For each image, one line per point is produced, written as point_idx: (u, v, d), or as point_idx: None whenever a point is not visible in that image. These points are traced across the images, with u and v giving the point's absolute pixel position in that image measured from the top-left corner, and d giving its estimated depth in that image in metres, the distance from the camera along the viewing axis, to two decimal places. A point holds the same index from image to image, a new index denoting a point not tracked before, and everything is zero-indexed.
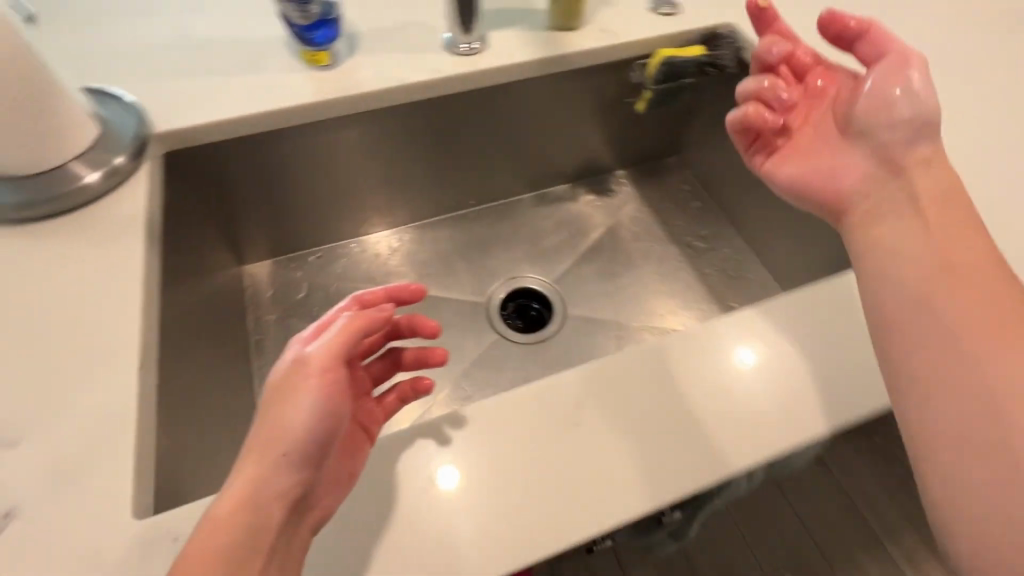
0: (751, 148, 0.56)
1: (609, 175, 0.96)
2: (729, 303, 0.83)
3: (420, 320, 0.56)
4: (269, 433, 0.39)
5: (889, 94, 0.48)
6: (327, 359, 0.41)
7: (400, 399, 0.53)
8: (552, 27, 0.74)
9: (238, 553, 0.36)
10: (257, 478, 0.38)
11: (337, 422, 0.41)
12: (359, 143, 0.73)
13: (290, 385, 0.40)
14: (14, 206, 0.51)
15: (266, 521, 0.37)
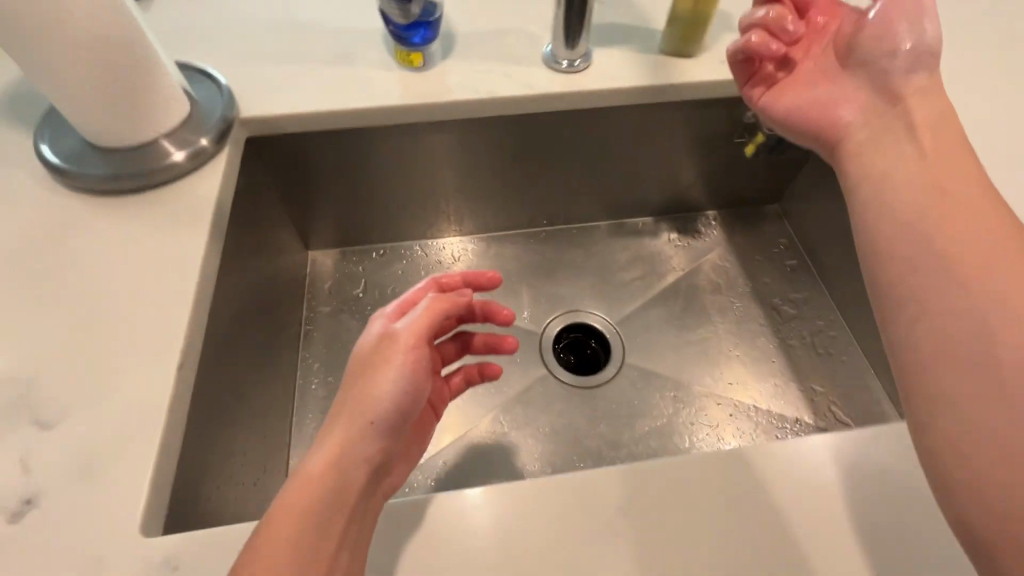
0: (749, 82, 0.53)
1: (698, 215, 0.88)
2: (811, 382, 0.73)
3: (495, 307, 0.62)
4: (357, 401, 0.41)
5: (895, 25, 0.46)
6: (415, 336, 0.43)
7: (466, 380, 0.61)
8: (665, 52, 0.67)
9: (324, 515, 0.37)
10: (345, 442, 0.39)
11: (418, 396, 0.43)
12: (439, 149, 0.70)
13: (381, 356, 0.43)
14: (94, 179, 0.51)
15: (350, 484, 0.39)
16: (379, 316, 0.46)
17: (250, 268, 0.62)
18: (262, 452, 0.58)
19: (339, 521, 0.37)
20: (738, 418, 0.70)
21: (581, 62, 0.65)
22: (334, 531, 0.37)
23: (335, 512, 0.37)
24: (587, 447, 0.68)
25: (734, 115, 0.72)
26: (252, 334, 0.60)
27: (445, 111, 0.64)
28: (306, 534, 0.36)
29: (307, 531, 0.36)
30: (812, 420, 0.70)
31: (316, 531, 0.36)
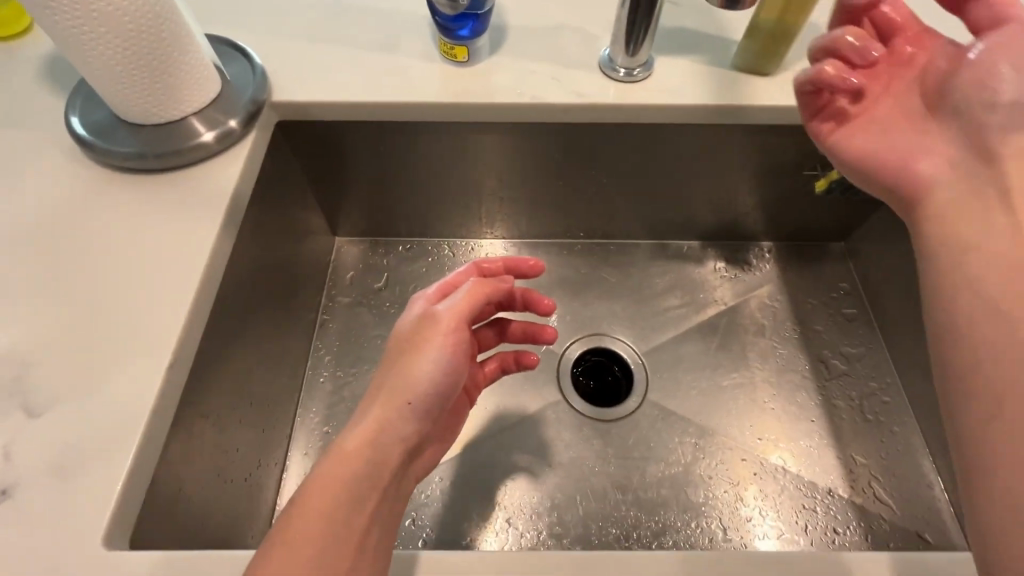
0: (817, 116, 0.49)
1: (750, 245, 0.80)
2: (851, 450, 0.66)
3: (535, 296, 0.59)
4: (398, 381, 0.43)
5: (994, 72, 0.42)
6: (456, 320, 0.46)
7: (500, 368, 0.60)
8: (738, 67, 0.60)
9: (358, 488, 0.40)
10: (385, 419, 0.42)
11: (455, 380, 0.46)
12: (476, 150, 0.66)
13: (421, 339, 0.45)
14: (120, 156, 0.50)
15: (386, 460, 0.42)
16: (421, 297, 0.48)
17: (268, 257, 0.60)
18: (260, 445, 0.57)
19: (371, 496, 0.40)
20: (762, 478, 0.64)
21: (640, 72, 0.59)
22: (367, 503, 0.40)
23: (368, 485, 0.40)
24: (592, 485, 0.64)
25: (807, 145, 0.64)
26: (263, 325, 0.59)
27: (485, 112, 0.59)
28: (343, 505, 0.39)
29: (343, 502, 0.39)
30: (847, 493, 0.64)
31: (351, 501, 0.39)
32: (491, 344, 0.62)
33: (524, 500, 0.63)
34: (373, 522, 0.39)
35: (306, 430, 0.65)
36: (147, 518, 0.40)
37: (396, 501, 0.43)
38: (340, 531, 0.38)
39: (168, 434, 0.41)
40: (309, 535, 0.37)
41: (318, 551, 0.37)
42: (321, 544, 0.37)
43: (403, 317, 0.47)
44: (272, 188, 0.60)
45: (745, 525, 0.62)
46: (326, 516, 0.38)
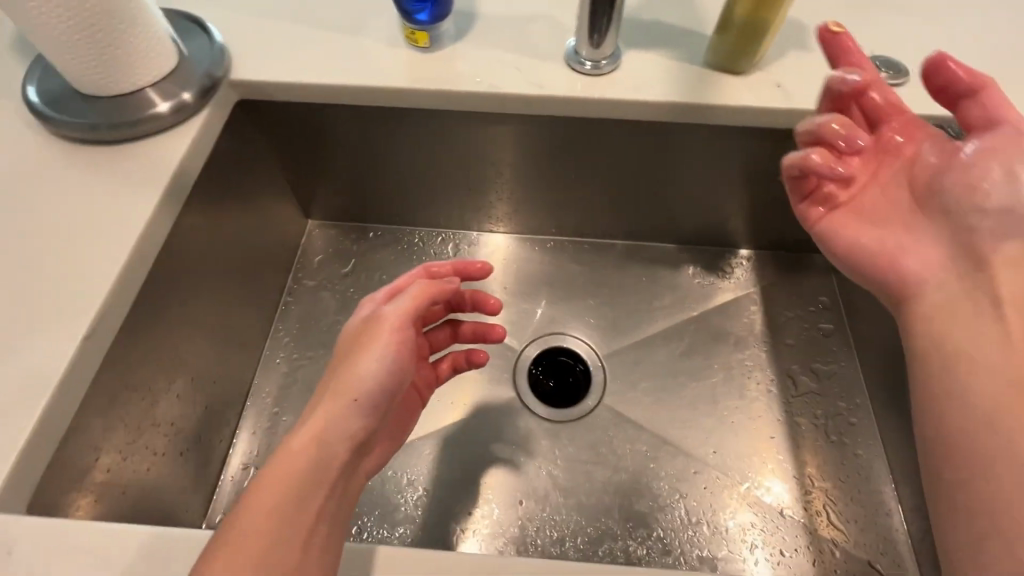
0: (806, 200, 0.49)
1: (728, 252, 0.77)
2: (809, 471, 0.63)
3: (483, 296, 0.57)
4: (341, 381, 0.40)
5: (981, 174, 0.42)
6: (402, 320, 0.43)
7: (452, 368, 0.59)
8: (710, 64, 0.57)
9: (302, 488, 0.37)
10: (329, 418, 0.39)
11: (402, 380, 0.42)
12: (440, 139, 0.65)
13: (367, 338, 0.42)
14: (71, 126, 0.50)
15: (332, 460, 0.38)
16: (370, 300, 0.46)
17: (224, 235, 0.60)
18: (200, 421, 0.58)
19: (318, 496, 0.37)
20: (712, 493, 0.62)
21: (606, 65, 0.57)
22: (315, 506, 0.37)
23: (315, 485, 0.37)
24: (535, 486, 0.62)
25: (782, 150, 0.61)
26: (212, 303, 0.59)
27: (442, 100, 0.58)
28: (287, 508, 0.36)
29: (286, 504, 0.36)
30: (798, 515, 0.61)
31: (293, 502, 0.36)
32: (444, 344, 0.61)
33: (472, 499, 0.62)
34: (321, 524, 0.36)
35: (256, 409, 0.66)
36: (54, 482, 0.40)
37: (349, 502, 0.40)
38: (285, 535, 0.35)
39: (81, 402, 0.42)
40: (248, 540, 0.34)
41: (261, 557, 0.34)
42: (263, 549, 0.34)
43: (352, 319, 0.45)
44: (230, 166, 0.60)
45: (688, 539, 0.60)
46: (267, 520, 0.35)
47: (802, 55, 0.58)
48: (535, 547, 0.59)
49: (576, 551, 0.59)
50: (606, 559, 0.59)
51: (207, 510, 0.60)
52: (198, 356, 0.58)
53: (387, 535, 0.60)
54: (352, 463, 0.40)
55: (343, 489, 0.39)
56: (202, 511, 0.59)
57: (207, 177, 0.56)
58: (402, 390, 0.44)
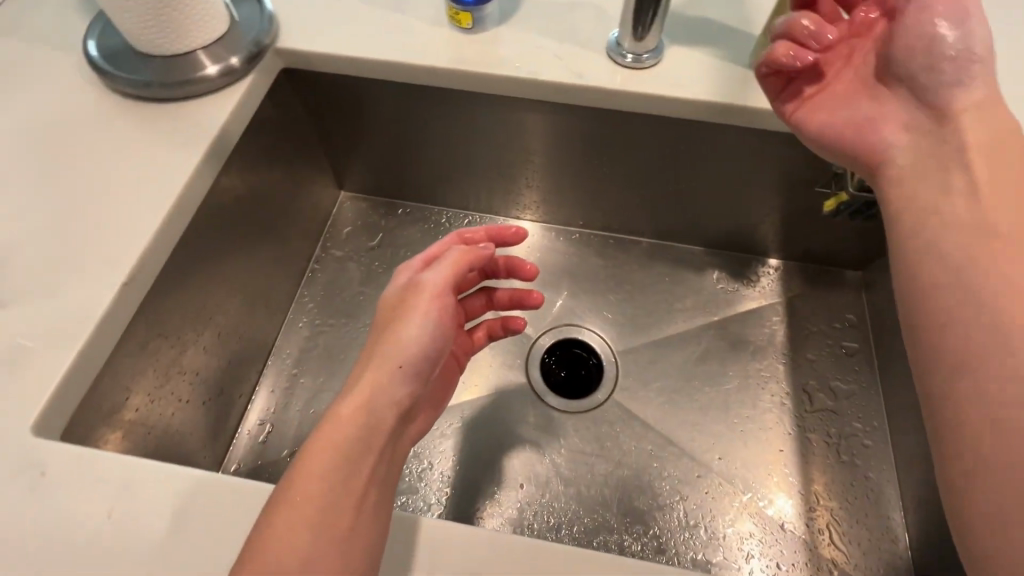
0: (782, 96, 0.51)
1: (755, 260, 0.76)
2: (815, 488, 0.62)
3: (518, 262, 0.58)
4: (385, 347, 0.40)
5: (937, 29, 0.43)
6: (441, 286, 0.43)
7: (488, 335, 0.60)
8: (755, 65, 0.56)
9: (352, 457, 0.37)
10: (375, 384, 0.39)
11: (445, 346, 0.42)
12: (476, 120, 0.65)
13: (408, 305, 0.42)
14: (125, 83, 0.52)
15: (379, 426, 0.38)
16: (406, 267, 0.45)
17: (259, 198, 0.62)
18: (223, 374, 0.61)
19: (367, 464, 0.37)
20: (713, 499, 0.62)
21: (647, 58, 0.56)
22: (364, 475, 0.36)
23: (364, 454, 0.37)
24: (537, 472, 0.63)
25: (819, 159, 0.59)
26: (243, 262, 0.62)
27: (481, 82, 0.58)
28: (339, 476, 0.36)
29: (338, 472, 0.36)
30: (799, 531, 0.60)
31: (345, 470, 0.36)
32: (481, 313, 0.61)
33: (493, 480, 0.63)
34: (371, 492, 0.36)
35: (277, 368, 0.69)
36: (85, 415, 0.43)
37: (395, 469, 0.40)
38: (339, 505, 0.35)
39: (117, 342, 0.44)
40: (302, 508, 0.34)
41: (316, 525, 0.34)
42: (317, 515, 0.34)
43: (389, 287, 0.45)
44: (269, 131, 0.62)
45: (684, 541, 0.60)
46: (318, 488, 0.35)
47: None
48: (532, 530, 0.60)
49: (572, 539, 0.60)
50: (600, 550, 0.59)
51: (223, 460, 0.63)
52: (227, 313, 0.60)
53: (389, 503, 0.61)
54: (398, 430, 0.40)
55: (390, 457, 0.39)
56: (218, 460, 0.62)
57: (248, 141, 0.58)
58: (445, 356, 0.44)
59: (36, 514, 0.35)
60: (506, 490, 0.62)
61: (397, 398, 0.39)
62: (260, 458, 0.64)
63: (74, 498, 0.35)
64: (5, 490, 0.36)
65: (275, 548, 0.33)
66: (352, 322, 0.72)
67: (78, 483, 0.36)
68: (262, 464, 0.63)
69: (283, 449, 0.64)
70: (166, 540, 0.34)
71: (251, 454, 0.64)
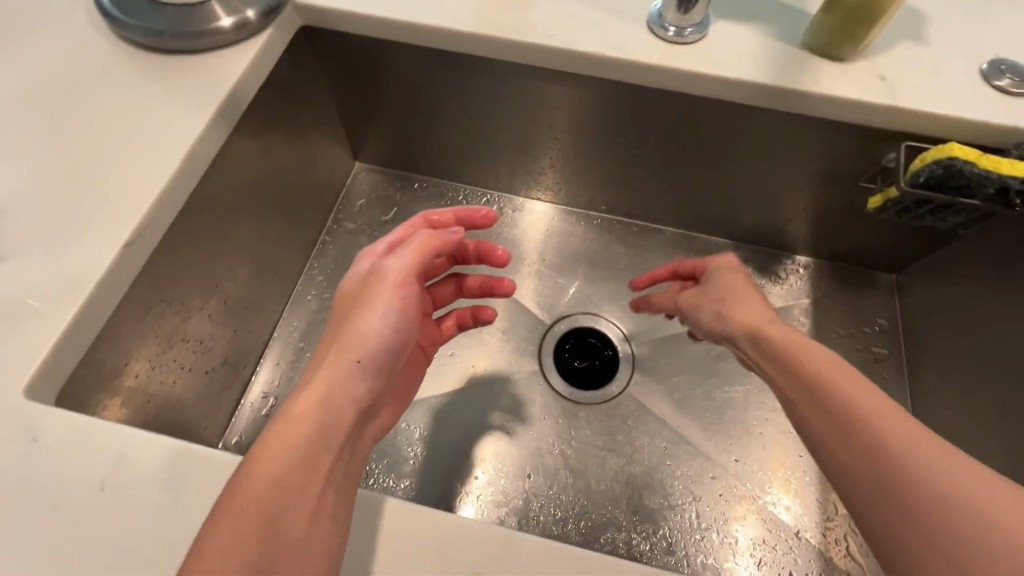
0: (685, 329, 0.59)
1: (785, 256, 0.73)
2: (834, 496, 0.60)
3: (488, 247, 0.54)
4: (346, 337, 0.39)
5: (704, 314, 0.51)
6: (404, 274, 0.42)
7: (457, 325, 0.58)
8: (808, 46, 0.52)
9: (307, 454, 0.33)
10: (333, 377, 0.37)
11: (407, 335, 0.42)
12: (501, 93, 0.62)
13: (370, 293, 0.41)
14: (136, 32, 0.49)
15: (338, 423, 0.36)
16: (368, 254, 0.45)
17: (273, 163, 0.60)
18: (228, 344, 0.60)
19: (325, 458, 0.34)
20: (726, 501, 0.60)
21: (691, 34, 0.52)
22: (323, 470, 0.33)
23: (320, 449, 0.34)
24: (545, 463, 0.61)
25: (870, 151, 0.55)
26: (254, 231, 0.59)
27: (510, 51, 0.54)
28: (294, 475, 0.32)
29: (297, 470, 0.32)
30: (815, 540, 0.58)
31: (301, 468, 0.33)
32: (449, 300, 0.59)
33: (475, 464, 0.61)
34: (332, 486, 0.33)
35: (283, 341, 0.67)
36: (84, 381, 0.41)
37: (355, 464, 0.37)
38: (296, 501, 0.32)
39: (118, 305, 0.42)
40: (253, 509, 0.30)
41: (272, 523, 0.30)
42: (272, 516, 0.31)
43: (349, 277, 0.44)
44: (286, 93, 0.59)
45: (695, 543, 0.58)
46: (274, 487, 0.31)
47: (913, 49, 0.52)
48: (539, 523, 0.58)
49: (578, 535, 0.58)
50: (607, 547, 0.57)
51: (225, 431, 0.61)
52: (233, 284, 0.58)
53: (392, 486, 0.60)
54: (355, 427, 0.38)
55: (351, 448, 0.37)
56: (220, 432, 0.61)
57: (263, 102, 0.55)
58: (405, 348, 0.43)
59: (28, 481, 0.33)
60: (485, 472, 0.61)
61: (353, 392, 0.38)
62: (263, 432, 0.62)
63: (68, 468, 0.34)
64: None
65: (225, 551, 0.29)
66: None
67: (71, 453, 0.34)
68: None
69: None
70: (160, 519, 0.32)
71: (254, 427, 0.62)
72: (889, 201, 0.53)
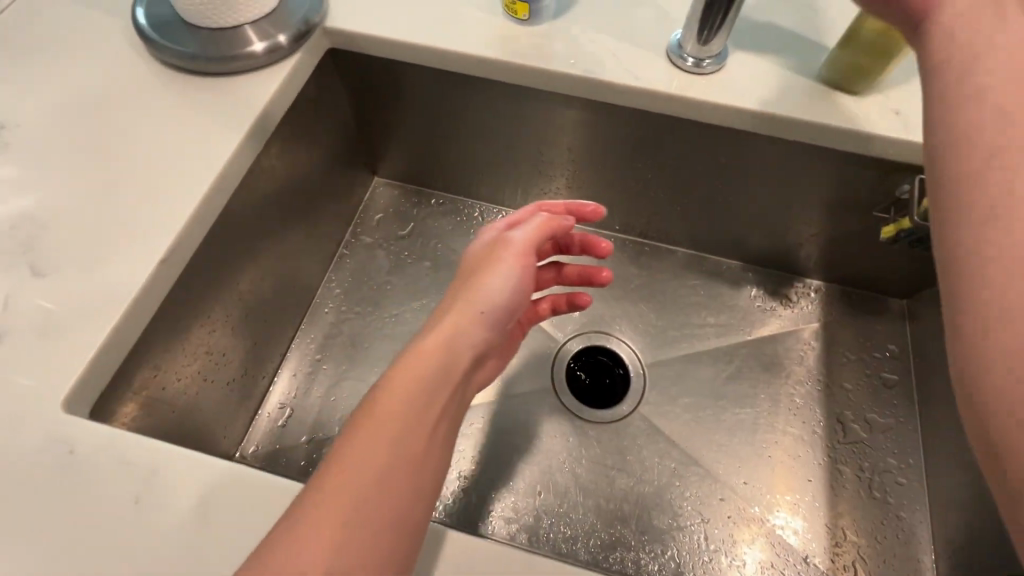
0: None
1: (796, 280, 0.73)
2: (843, 522, 0.60)
3: (593, 239, 0.56)
4: (475, 291, 0.42)
5: None
6: (526, 245, 0.46)
7: (550, 308, 0.59)
8: (823, 79, 0.53)
9: (417, 415, 0.35)
10: (463, 325, 0.40)
11: (521, 298, 0.45)
12: (520, 115, 0.63)
13: (494, 257, 0.44)
14: (172, 55, 0.51)
15: (456, 364, 0.39)
16: (490, 228, 0.48)
17: (296, 181, 0.61)
18: (249, 355, 0.61)
19: (432, 418, 0.35)
20: (734, 523, 0.60)
21: (709, 64, 0.54)
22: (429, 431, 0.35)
23: (433, 405, 0.36)
24: (555, 481, 0.62)
25: (883, 182, 0.56)
26: (275, 245, 0.61)
27: (532, 76, 0.56)
28: (404, 434, 0.33)
29: (405, 427, 0.34)
30: (824, 565, 0.59)
31: (422, 402, 0.35)
32: (547, 285, 0.60)
33: (503, 476, 0.62)
34: (430, 453, 0.34)
35: (300, 352, 0.68)
36: (116, 393, 0.42)
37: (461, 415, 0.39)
38: (399, 461, 0.32)
39: (150, 321, 0.43)
40: (361, 465, 0.31)
41: (377, 477, 0.32)
42: (380, 467, 0.32)
43: (473, 244, 0.47)
44: (311, 113, 0.60)
45: (703, 565, 0.58)
46: (386, 441, 0.33)
47: None
48: (548, 541, 0.59)
49: (587, 554, 0.59)
50: (616, 566, 0.58)
51: (242, 440, 0.63)
52: (256, 296, 0.60)
53: None
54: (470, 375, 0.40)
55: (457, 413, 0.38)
56: (237, 441, 0.62)
57: (289, 121, 0.57)
58: (515, 315, 0.46)
59: (62, 494, 0.34)
60: (499, 487, 0.62)
61: (478, 338, 0.41)
62: (279, 442, 0.64)
63: (104, 480, 0.35)
64: (34, 466, 0.35)
65: (334, 496, 0.31)
66: (378, 311, 0.71)
67: (106, 466, 0.35)
68: (281, 449, 0.63)
69: (303, 434, 0.64)
70: (187, 536, 0.33)
71: (270, 438, 0.64)
72: (902, 231, 0.54)
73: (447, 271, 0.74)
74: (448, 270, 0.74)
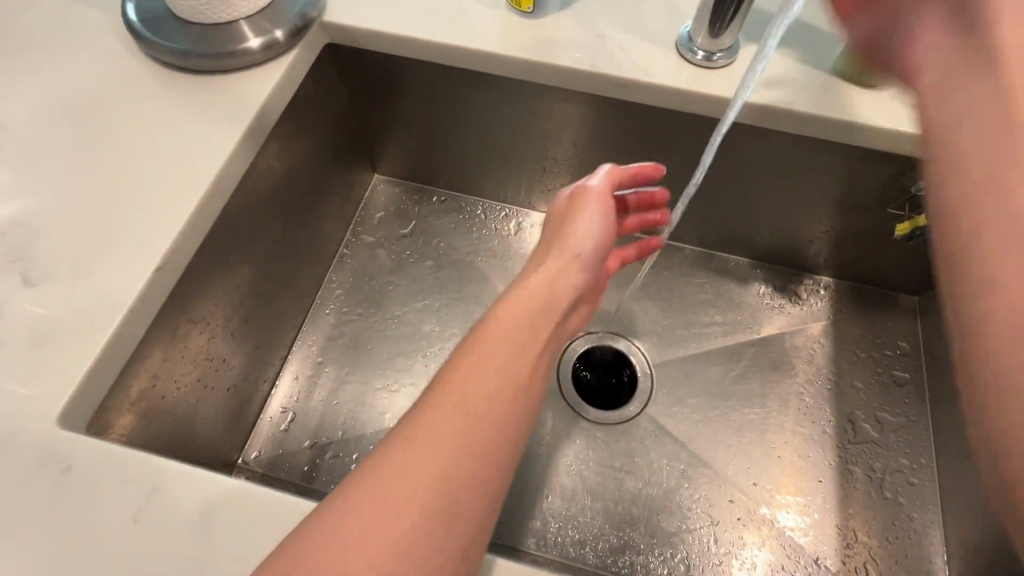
0: None
1: (805, 276, 0.72)
2: (853, 523, 0.60)
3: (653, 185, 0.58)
4: (568, 233, 0.48)
5: None
6: (603, 192, 0.50)
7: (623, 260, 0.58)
8: (838, 72, 0.52)
9: (502, 374, 0.36)
10: (562, 264, 0.46)
11: (607, 242, 0.50)
12: (524, 110, 0.61)
13: (578, 206, 0.50)
14: (164, 52, 0.49)
15: (558, 301, 0.44)
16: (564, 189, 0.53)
17: (293, 181, 0.60)
18: (248, 358, 0.60)
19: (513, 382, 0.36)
20: (743, 525, 0.60)
21: (720, 58, 0.52)
22: (513, 393, 0.35)
23: (517, 364, 0.37)
24: (563, 484, 0.61)
25: (899, 177, 0.54)
26: (275, 246, 0.60)
27: (538, 71, 0.54)
28: (488, 389, 0.34)
29: (517, 350, 0.38)
30: (834, 567, 0.58)
31: (533, 326, 0.40)
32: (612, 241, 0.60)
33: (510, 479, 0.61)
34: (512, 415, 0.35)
35: (302, 355, 0.67)
36: (113, 404, 0.41)
37: (556, 355, 0.42)
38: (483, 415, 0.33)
39: (146, 330, 0.42)
40: (479, 378, 0.35)
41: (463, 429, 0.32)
42: (496, 378, 0.35)
43: (554, 201, 0.52)
44: (309, 110, 0.59)
45: (713, 568, 0.58)
46: (502, 359, 0.37)
47: None
48: (557, 544, 0.58)
49: (596, 558, 0.58)
50: (626, 570, 0.57)
51: (244, 446, 0.62)
52: (255, 299, 0.58)
53: None
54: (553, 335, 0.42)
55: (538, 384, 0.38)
56: (240, 446, 0.62)
57: (287, 120, 0.55)
58: (603, 259, 0.50)
59: (57, 513, 0.33)
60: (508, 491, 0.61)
61: (563, 298, 0.44)
62: (281, 447, 0.63)
63: (102, 497, 0.34)
64: (29, 486, 0.34)
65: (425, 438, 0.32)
66: (380, 312, 0.70)
67: (104, 484, 0.34)
68: (283, 454, 0.62)
69: (305, 439, 0.63)
70: (186, 557, 0.32)
71: (272, 443, 0.63)
72: None
73: (449, 270, 0.73)
74: (450, 270, 0.73)
